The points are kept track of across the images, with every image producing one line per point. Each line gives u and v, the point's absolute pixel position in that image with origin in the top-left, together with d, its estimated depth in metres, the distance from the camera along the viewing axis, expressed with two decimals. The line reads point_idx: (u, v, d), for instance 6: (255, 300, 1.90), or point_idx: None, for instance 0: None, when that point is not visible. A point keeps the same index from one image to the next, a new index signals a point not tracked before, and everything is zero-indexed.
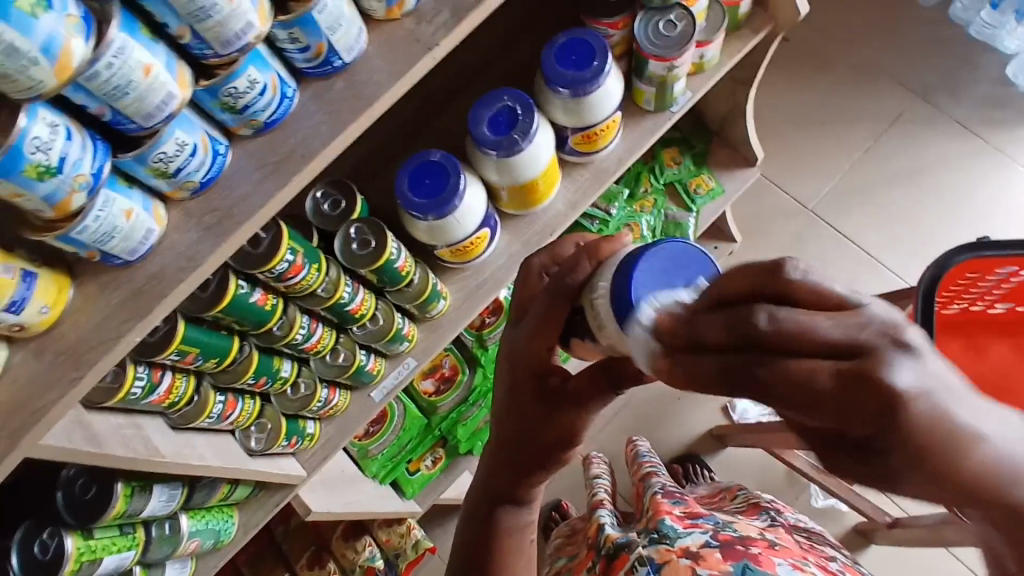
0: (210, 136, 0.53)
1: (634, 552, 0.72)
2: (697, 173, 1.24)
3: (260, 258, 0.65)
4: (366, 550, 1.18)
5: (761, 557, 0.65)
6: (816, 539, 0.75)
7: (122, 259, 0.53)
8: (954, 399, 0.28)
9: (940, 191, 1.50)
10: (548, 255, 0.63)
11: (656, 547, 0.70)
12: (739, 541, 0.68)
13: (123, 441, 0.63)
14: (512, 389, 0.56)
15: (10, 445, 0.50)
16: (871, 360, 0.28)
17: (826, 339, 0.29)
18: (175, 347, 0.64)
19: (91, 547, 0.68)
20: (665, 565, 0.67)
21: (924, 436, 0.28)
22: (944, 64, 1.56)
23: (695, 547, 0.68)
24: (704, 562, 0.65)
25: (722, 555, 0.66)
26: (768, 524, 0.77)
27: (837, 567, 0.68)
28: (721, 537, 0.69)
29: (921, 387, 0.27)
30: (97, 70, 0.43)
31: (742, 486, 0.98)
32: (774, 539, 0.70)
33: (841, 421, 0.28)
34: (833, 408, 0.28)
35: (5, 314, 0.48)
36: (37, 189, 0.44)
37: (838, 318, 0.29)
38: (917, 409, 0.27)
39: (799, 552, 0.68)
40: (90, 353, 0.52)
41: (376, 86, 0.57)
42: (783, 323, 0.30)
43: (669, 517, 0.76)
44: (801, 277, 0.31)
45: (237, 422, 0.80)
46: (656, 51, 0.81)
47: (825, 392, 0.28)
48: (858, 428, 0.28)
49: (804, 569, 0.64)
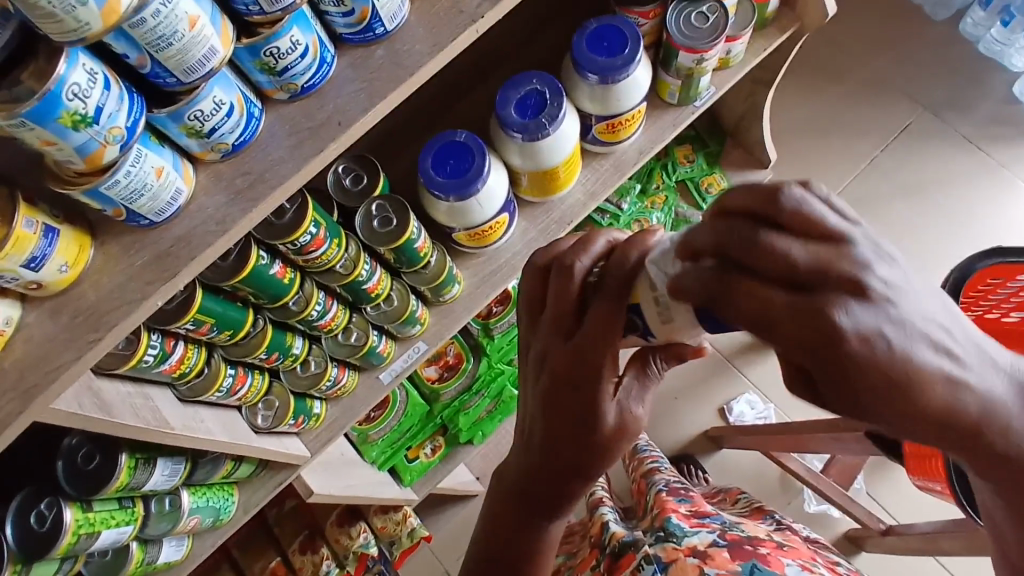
0: (245, 97, 0.52)
1: (640, 552, 0.69)
2: (709, 171, 1.24)
3: (283, 229, 0.64)
4: (360, 536, 1.16)
5: (770, 557, 0.62)
6: (821, 546, 0.73)
7: (149, 220, 0.51)
8: (907, 341, 0.32)
9: (944, 204, 1.51)
10: (583, 249, 0.53)
11: (662, 545, 0.67)
12: (747, 541, 0.65)
13: (133, 410, 0.61)
14: (572, 403, 0.51)
15: (22, 407, 0.48)
16: (823, 298, 0.32)
17: (799, 262, 0.32)
18: (192, 315, 0.62)
19: (90, 520, 0.65)
20: (671, 564, 0.64)
21: (876, 371, 0.32)
22: (953, 80, 1.57)
23: (702, 547, 0.65)
24: (712, 561, 0.63)
25: (730, 555, 0.63)
26: (776, 528, 0.75)
27: (845, 571, 0.65)
28: (728, 537, 0.66)
29: (872, 328, 0.31)
30: (144, 18, 0.41)
31: (743, 490, 0.97)
32: (781, 540, 0.68)
33: (785, 344, 0.32)
34: (789, 332, 0.32)
35: (25, 270, 0.47)
36: (70, 138, 0.43)
37: (814, 247, 0.33)
38: (863, 348, 0.31)
39: (807, 553, 0.65)
40: (110, 314, 0.51)
41: (418, 56, 0.56)
42: (760, 240, 0.33)
43: (675, 514, 0.74)
44: (797, 202, 0.34)
45: (245, 399, 0.78)
46: (687, 42, 0.81)
47: (783, 314, 0.32)
48: (805, 358, 0.32)
49: (814, 571, 0.61)
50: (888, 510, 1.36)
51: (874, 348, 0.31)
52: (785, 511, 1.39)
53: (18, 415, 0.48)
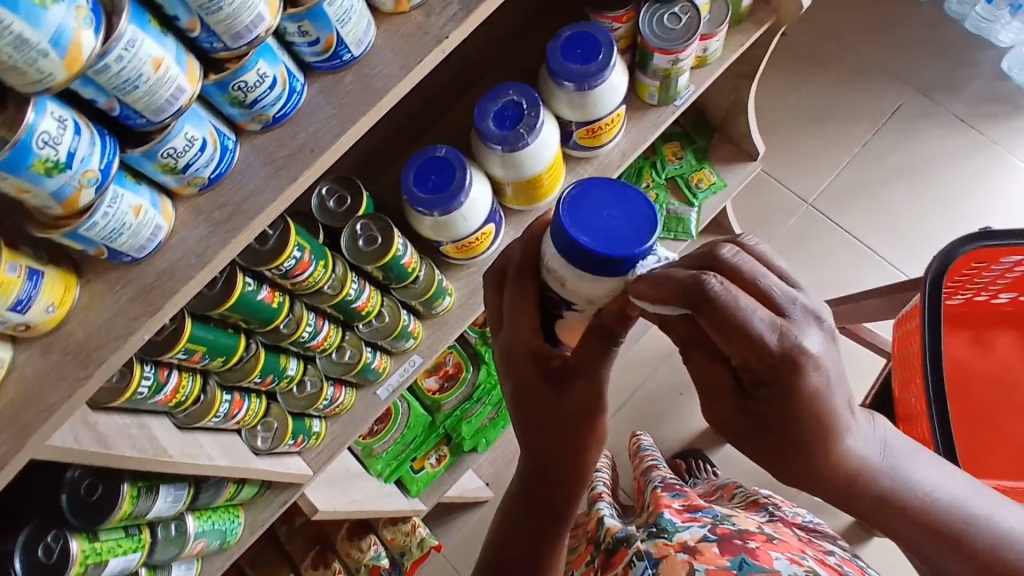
0: (218, 131, 0.53)
1: (632, 547, 0.69)
2: (698, 167, 1.24)
3: (268, 255, 0.65)
4: (371, 549, 1.18)
5: (760, 551, 0.62)
6: (813, 535, 0.72)
7: (131, 256, 0.53)
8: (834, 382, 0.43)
9: (937, 184, 1.51)
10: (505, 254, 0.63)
11: (654, 541, 0.68)
12: (737, 535, 0.65)
13: (130, 440, 0.62)
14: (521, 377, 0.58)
15: (19, 445, 0.50)
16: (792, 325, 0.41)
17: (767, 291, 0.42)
18: (182, 346, 0.63)
19: (97, 549, 0.67)
20: (662, 560, 0.64)
21: (804, 388, 0.42)
22: (940, 58, 1.57)
23: (693, 542, 0.65)
24: (701, 556, 0.62)
25: (719, 550, 0.62)
26: (767, 519, 0.75)
27: (835, 560, 0.65)
28: (718, 531, 0.66)
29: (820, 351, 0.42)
30: (107, 64, 0.42)
31: (740, 484, 0.97)
32: (772, 534, 0.67)
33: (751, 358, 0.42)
34: (765, 357, 0.41)
35: (12, 313, 0.48)
36: (45, 184, 0.44)
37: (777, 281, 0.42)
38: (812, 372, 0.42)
39: (796, 546, 0.65)
40: (98, 351, 0.52)
41: (387, 79, 0.57)
42: (736, 268, 0.42)
43: (668, 510, 0.75)
44: (733, 254, 0.43)
45: (243, 422, 0.79)
46: (661, 44, 0.81)
47: (760, 333, 0.40)
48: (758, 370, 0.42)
49: (803, 564, 0.60)
50: None
51: (823, 377, 0.43)
52: (794, 501, 1.38)
53: (13, 454, 0.50)
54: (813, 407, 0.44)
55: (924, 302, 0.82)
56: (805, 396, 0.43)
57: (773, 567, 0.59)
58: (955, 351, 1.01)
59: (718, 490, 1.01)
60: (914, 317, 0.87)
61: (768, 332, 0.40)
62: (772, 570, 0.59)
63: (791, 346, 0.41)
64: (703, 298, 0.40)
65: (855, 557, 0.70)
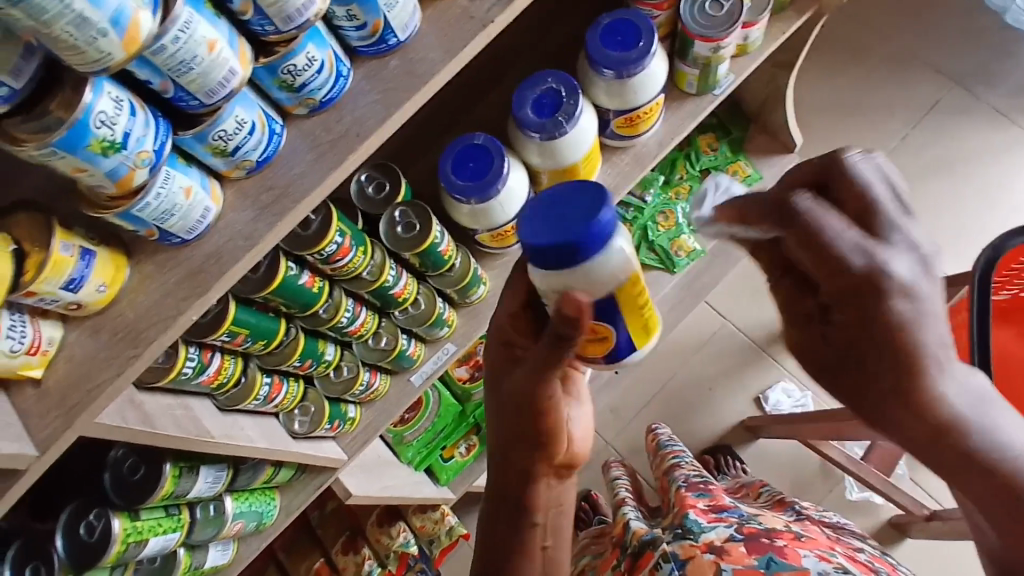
0: (267, 115, 0.53)
1: (659, 549, 0.68)
2: (733, 160, 1.21)
3: (310, 240, 0.66)
4: (400, 535, 1.18)
5: (788, 549, 0.61)
6: (843, 533, 0.71)
7: (180, 238, 0.53)
8: (921, 309, 0.45)
9: (978, 180, 1.48)
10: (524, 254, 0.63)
11: (680, 542, 0.67)
12: (765, 534, 0.64)
13: (174, 421, 0.64)
14: (496, 367, 0.63)
15: (69, 422, 0.51)
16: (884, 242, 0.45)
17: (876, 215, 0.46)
18: (225, 328, 0.64)
19: (138, 528, 0.68)
20: (689, 561, 0.64)
21: (888, 310, 0.45)
22: (984, 50, 1.52)
23: (719, 542, 0.65)
24: (728, 556, 0.62)
25: (747, 549, 0.62)
26: (794, 518, 0.74)
27: (866, 557, 0.63)
28: (745, 530, 0.66)
29: (909, 275, 0.45)
30: (164, 45, 0.43)
31: (767, 482, 0.96)
32: (800, 532, 0.66)
33: (837, 277, 0.45)
34: (846, 273, 0.45)
35: (64, 291, 0.49)
36: (101, 164, 0.45)
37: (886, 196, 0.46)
38: (898, 296, 0.45)
39: (825, 543, 0.64)
40: (148, 331, 0.53)
41: (431, 64, 0.57)
42: (850, 180, 0.47)
43: (694, 510, 0.74)
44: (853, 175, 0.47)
45: (282, 405, 0.80)
46: (702, 31, 0.80)
47: (846, 253, 0.44)
48: (845, 288, 0.45)
49: (832, 561, 0.59)
50: (933, 495, 1.34)
51: (910, 300, 0.45)
52: (821, 503, 1.36)
53: (64, 431, 0.51)
54: (901, 337, 0.45)
55: (973, 296, 0.81)
56: (889, 325, 0.45)
57: (800, 566, 0.58)
58: (1004, 344, 0.95)
59: (745, 487, 1.01)
60: (963, 310, 0.85)
61: (853, 252, 0.44)
62: (801, 568, 0.59)
63: (874, 267, 0.45)
64: (790, 210, 0.45)
65: (886, 554, 0.68)
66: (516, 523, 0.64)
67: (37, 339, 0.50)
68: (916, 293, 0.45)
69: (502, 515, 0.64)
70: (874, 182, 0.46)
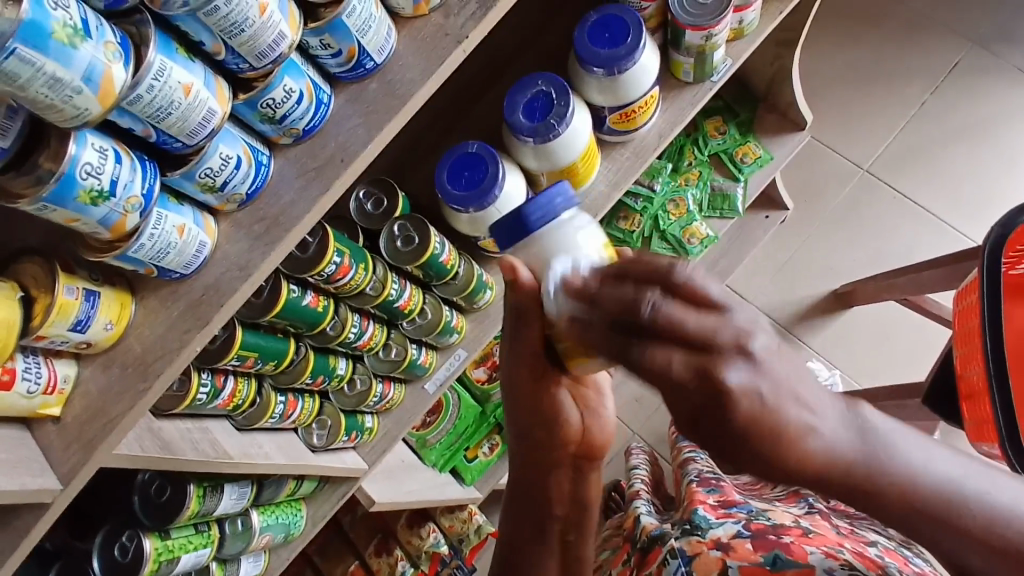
0: (252, 147, 0.54)
1: (666, 545, 0.69)
2: (743, 141, 1.20)
3: (309, 262, 0.67)
4: (430, 536, 1.21)
5: (794, 545, 0.60)
6: (856, 526, 0.71)
7: (179, 273, 0.55)
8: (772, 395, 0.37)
9: (1003, 143, 1.42)
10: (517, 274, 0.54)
11: (687, 538, 0.67)
12: (772, 530, 0.64)
13: (192, 443, 0.66)
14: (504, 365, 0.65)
15: (87, 456, 0.54)
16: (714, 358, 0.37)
17: (688, 331, 0.37)
18: (235, 352, 0.66)
19: (169, 546, 0.71)
20: (696, 557, 0.64)
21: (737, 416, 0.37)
22: (1006, 6, 1.45)
23: (726, 538, 0.64)
24: (734, 553, 0.62)
25: (753, 546, 0.62)
26: (805, 512, 0.74)
27: (876, 552, 0.62)
28: (753, 527, 0.66)
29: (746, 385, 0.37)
30: (140, 94, 0.44)
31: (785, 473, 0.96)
32: (809, 527, 0.66)
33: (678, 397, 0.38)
34: (685, 393, 0.37)
35: (72, 333, 0.51)
36: (92, 213, 0.46)
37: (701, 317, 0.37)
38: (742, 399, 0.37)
39: (834, 539, 0.63)
40: (156, 363, 0.55)
41: (410, 83, 0.57)
42: (661, 318, 0.38)
43: (703, 506, 0.74)
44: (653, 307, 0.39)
45: (299, 420, 0.82)
46: (690, 21, 0.80)
47: (681, 379, 0.37)
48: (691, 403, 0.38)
49: (839, 557, 0.57)
50: None
51: (756, 401, 0.37)
52: None
53: (83, 464, 0.53)
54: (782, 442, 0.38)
55: (982, 272, 0.81)
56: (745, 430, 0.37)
57: (806, 562, 0.57)
58: None
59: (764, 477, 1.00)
60: (972, 291, 0.84)
61: (685, 374, 0.37)
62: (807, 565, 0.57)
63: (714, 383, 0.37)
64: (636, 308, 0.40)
65: (900, 547, 0.67)
66: (535, 512, 0.67)
67: (52, 379, 0.53)
68: (761, 389, 0.37)
69: (526, 511, 0.68)
70: (707, 285, 0.38)
